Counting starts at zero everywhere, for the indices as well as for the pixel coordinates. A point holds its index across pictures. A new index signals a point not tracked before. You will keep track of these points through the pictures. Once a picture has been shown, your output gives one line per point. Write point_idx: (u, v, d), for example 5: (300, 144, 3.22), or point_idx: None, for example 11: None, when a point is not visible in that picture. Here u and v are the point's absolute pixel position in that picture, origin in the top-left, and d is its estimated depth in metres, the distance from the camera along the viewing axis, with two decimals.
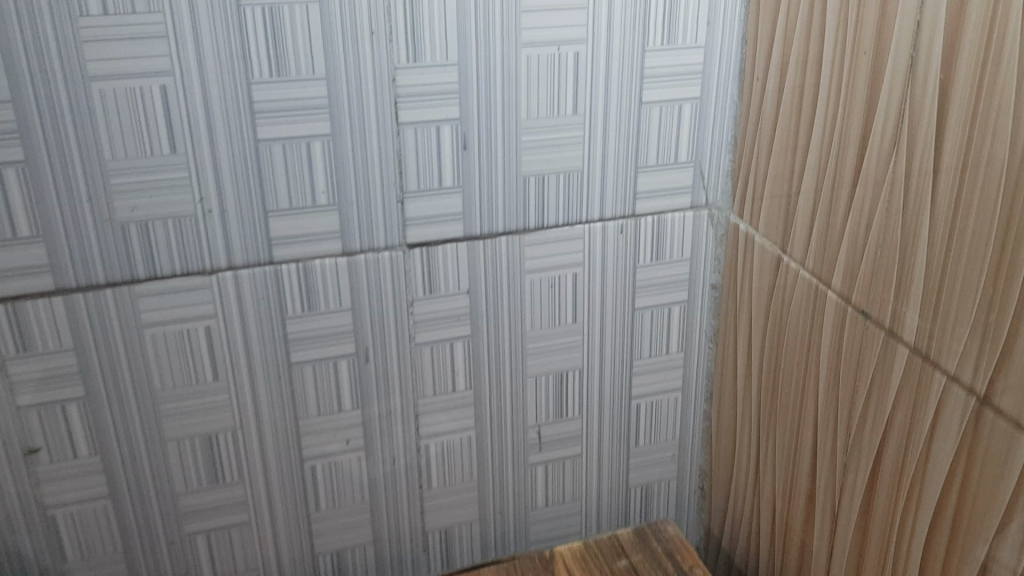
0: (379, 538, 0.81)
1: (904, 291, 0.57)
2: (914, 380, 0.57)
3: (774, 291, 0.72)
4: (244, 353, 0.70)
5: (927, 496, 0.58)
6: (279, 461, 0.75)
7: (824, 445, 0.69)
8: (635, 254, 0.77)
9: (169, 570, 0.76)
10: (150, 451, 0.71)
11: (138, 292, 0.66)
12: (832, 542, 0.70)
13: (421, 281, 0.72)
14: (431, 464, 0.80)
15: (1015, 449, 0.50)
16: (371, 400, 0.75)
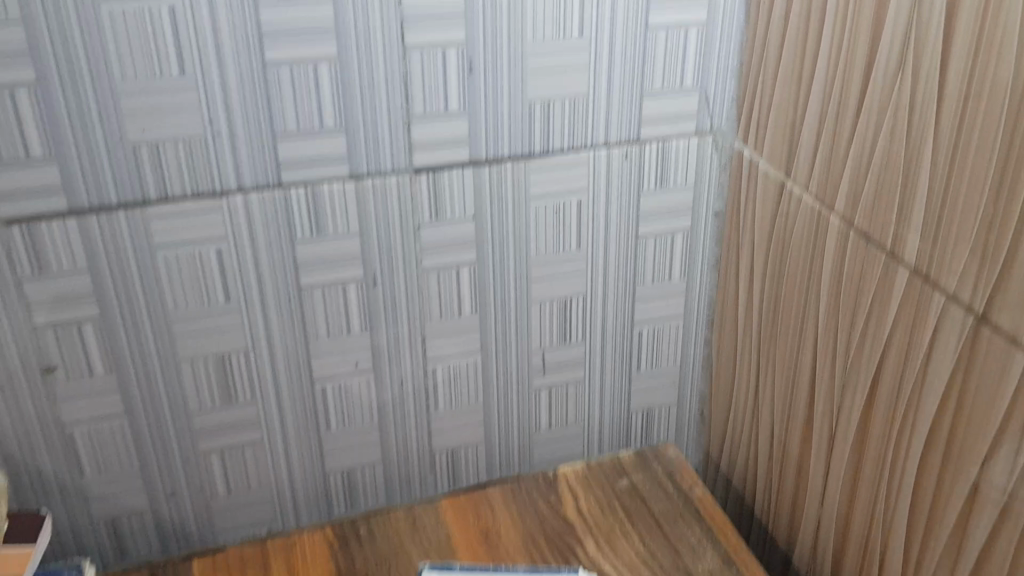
0: (387, 457, 0.84)
1: (906, 212, 0.58)
2: (914, 301, 0.58)
3: (776, 217, 0.73)
4: (254, 276, 0.71)
5: (923, 413, 0.59)
6: (289, 382, 0.77)
7: (824, 368, 0.70)
8: (639, 180, 0.78)
9: (184, 486, 0.78)
10: (164, 371, 0.73)
11: (151, 214, 0.67)
12: (829, 461, 0.72)
13: (428, 206, 0.73)
14: (437, 387, 0.82)
15: (1012, 365, 0.51)
16: (379, 323, 0.77)
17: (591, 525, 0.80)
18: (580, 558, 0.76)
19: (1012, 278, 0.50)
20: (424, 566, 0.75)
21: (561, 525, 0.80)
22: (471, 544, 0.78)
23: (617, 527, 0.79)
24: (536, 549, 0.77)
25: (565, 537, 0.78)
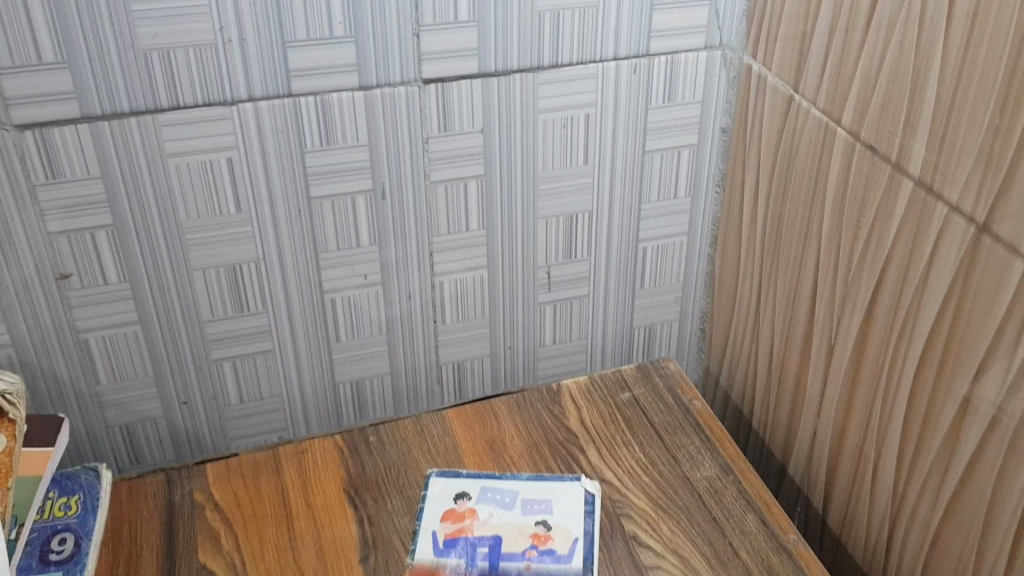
0: (395, 368, 0.85)
1: (913, 123, 0.58)
2: (917, 212, 0.59)
3: (783, 132, 0.73)
4: (265, 186, 0.72)
5: (922, 323, 0.61)
6: (300, 293, 0.78)
7: (825, 282, 0.71)
8: (647, 95, 0.78)
9: (197, 393, 0.80)
10: (176, 279, 0.74)
11: (162, 121, 0.67)
12: (827, 373, 0.73)
13: (437, 118, 0.73)
14: (445, 300, 0.83)
15: (1010, 272, 0.52)
16: (387, 236, 0.78)
17: (593, 435, 0.82)
18: (582, 466, 0.78)
19: (1013, 187, 0.51)
20: (431, 471, 0.78)
21: (564, 434, 0.82)
22: (477, 452, 0.80)
23: (619, 437, 0.81)
24: (540, 457, 0.79)
25: (568, 446, 0.81)
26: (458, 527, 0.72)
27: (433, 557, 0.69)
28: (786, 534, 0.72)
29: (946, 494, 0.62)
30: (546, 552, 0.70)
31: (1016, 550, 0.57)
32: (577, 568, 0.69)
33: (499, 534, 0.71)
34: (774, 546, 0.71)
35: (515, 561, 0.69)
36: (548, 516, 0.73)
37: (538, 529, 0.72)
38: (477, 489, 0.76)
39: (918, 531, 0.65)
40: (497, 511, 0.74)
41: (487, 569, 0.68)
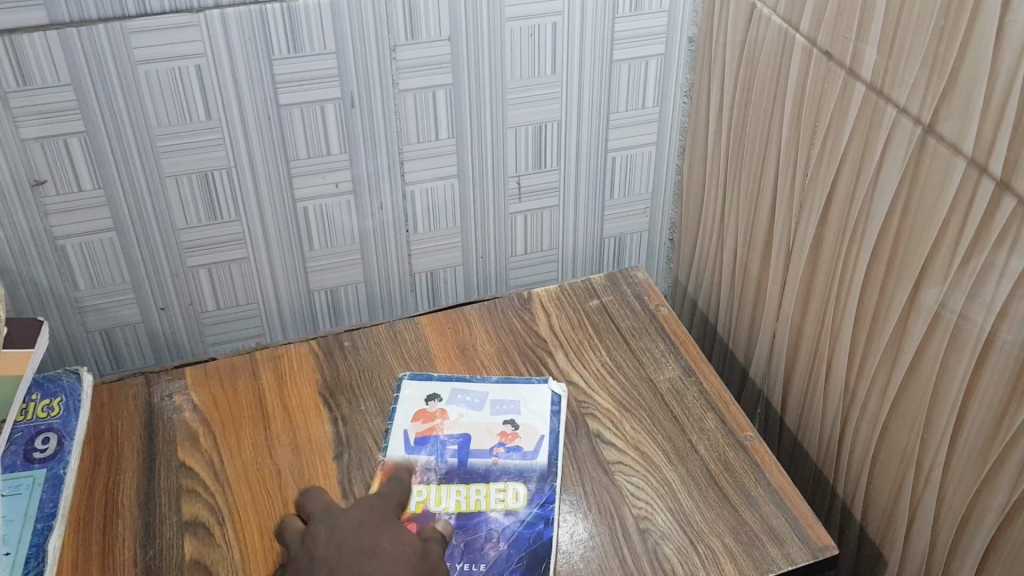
0: (369, 277, 0.87)
1: (865, 28, 0.59)
2: (868, 115, 0.61)
3: (746, 40, 0.74)
4: (234, 94, 0.73)
5: (872, 224, 0.63)
6: (272, 201, 0.80)
7: (785, 188, 0.73)
8: (614, 5, 0.79)
9: (174, 300, 0.82)
10: (149, 187, 0.75)
11: (130, 28, 0.68)
12: (785, 277, 0.76)
13: (404, 26, 0.74)
14: (416, 210, 0.85)
15: (953, 171, 0.54)
16: (357, 145, 0.79)
17: (561, 339, 0.84)
18: (550, 368, 0.81)
19: (957, 88, 0.53)
20: (403, 373, 0.80)
21: (533, 339, 0.84)
22: (449, 355, 0.82)
23: (585, 342, 0.84)
24: (510, 360, 0.82)
25: (537, 349, 0.83)
26: (429, 426, 0.75)
27: (405, 454, 0.72)
28: (743, 430, 0.75)
29: (892, 389, 0.65)
30: (513, 450, 0.73)
31: (954, 440, 0.60)
32: (543, 464, 0.72)
33: (468, 433, 0.74)
34: (731, 442, 0.74)
35: (483, 457, 0.72)
36: (516, 416, 0.76)
37: (506, 428, 0.75)
38: (448, 391, 0.78)
39: (867, 425, 0.69)
40: (467, 412, 0.76)
41: (456, 465, 0.72)
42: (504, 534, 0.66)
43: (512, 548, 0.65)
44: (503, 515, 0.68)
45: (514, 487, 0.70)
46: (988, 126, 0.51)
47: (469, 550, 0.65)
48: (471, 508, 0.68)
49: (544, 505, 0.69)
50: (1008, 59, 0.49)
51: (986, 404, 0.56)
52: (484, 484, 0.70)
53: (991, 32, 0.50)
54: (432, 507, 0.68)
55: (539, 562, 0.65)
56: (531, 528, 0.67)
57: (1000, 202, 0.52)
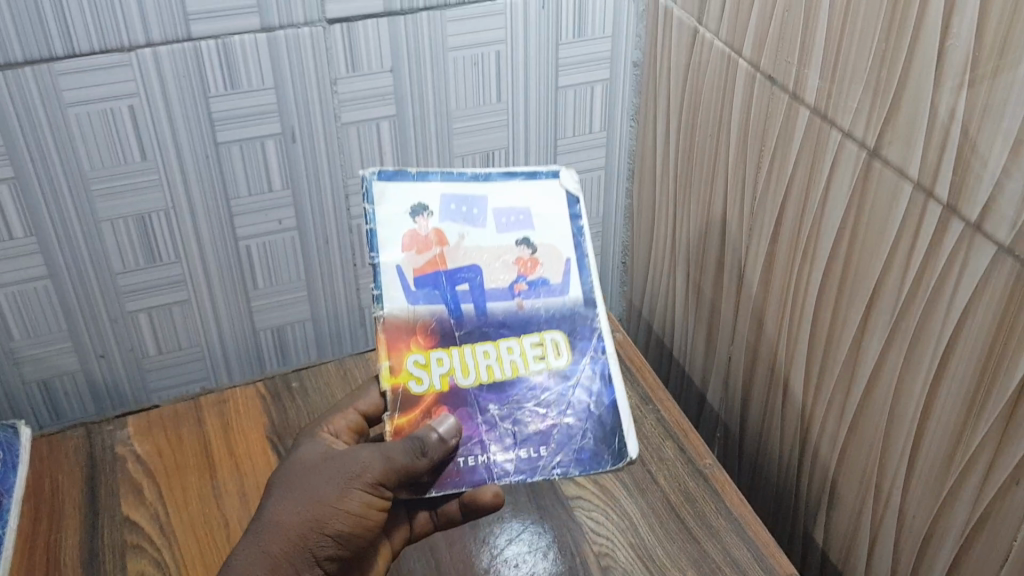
0: (317, 314, 0.85)
1: (807, 53, 0.59)
2: (813, 139, 0.60)
3: (690, 65, 0.74)
4: (170, 134, 0.71)
5: (821, 248, 0.63)
6: (213, 240, 0.77)
7: (734, 211, 0.72)
8: (557, 30, 0.78)
9: (113, 346, 0.79)
10: (84, 231, 0.73)
11: (58, 70, 0.65)
12: (738, 301, 0.75)
13: (344, 59, 0.73)
14: (364, 244, 0.83)
15: (899, 196, 0.54)
16: (300, 182, 0.77)
17: None
18: None
19: (900, 112, 0.53)
20: (366, 171, 0.62)
21: None
22: None
23: None
24: None
25: None
26: (429, 260, 0.60)
27: (406, 307, 0.59)
28: (702, 459, 0.74)
29: (849, 412, 0.64)
30: (536, 284, 0.62)
31: (911, 463, 0.59)
32: (578, 299, 0.62)
33: (476, 264, 0.61)
34: (690, 471, 0.73)
35: (504, 302, 0.61)
36: (530, 234, 0.62)
37: (521, 253, 0.62)
38: (434, 196, 0.62)
39: (825, 448, 0.68)
40: (468, 232, 0.61)
41: (474, 316, 0.60)
42: (557, 404, 0.60)
43: (573, 422, 0.59)
44: (547, 378, 0.60)
45: (550, 336, 0.61)
46: (932, 150, 0.51)
47: (522, 433, 0.59)
48: (507, 374, 0.60)
49: (594, 357, 0.61)
50: (952, 81, 0.48)
51: (940, 428, 0.55)
52: (516, 339, 0.61)
53: (932, 55, 0.49)
54: (461, 380, 0.59)
55: (611, 438, 0.59)
56: (585, 392, 0.60)
57: (947, 226, 0.51)
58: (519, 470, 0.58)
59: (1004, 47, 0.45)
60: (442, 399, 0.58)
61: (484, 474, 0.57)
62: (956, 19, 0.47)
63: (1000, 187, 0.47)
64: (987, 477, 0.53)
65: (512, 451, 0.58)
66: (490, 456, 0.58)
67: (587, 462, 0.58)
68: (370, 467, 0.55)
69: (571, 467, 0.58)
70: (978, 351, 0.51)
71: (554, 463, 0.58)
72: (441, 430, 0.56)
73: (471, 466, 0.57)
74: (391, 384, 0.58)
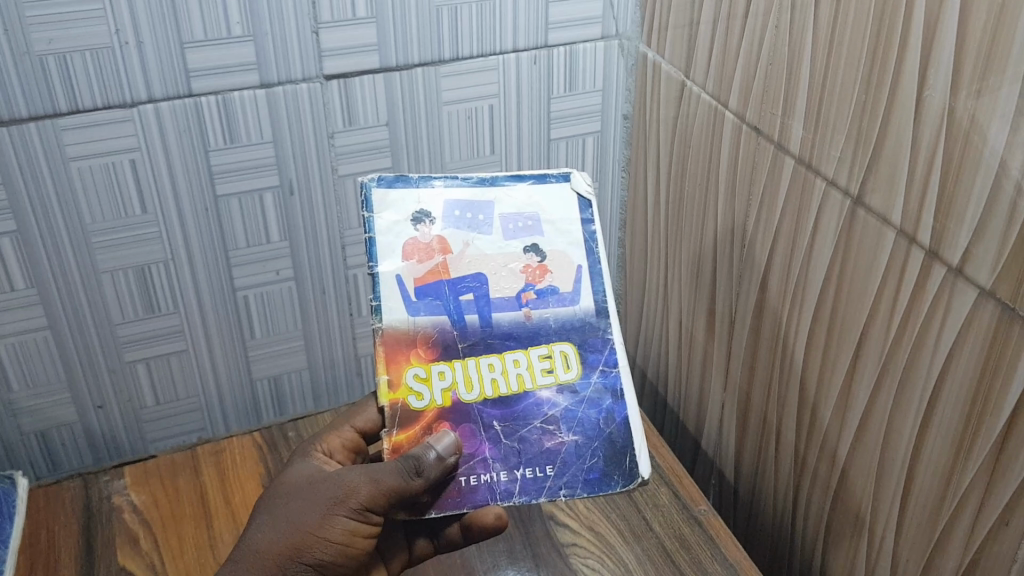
0: (313, 364, 0.86)
1: (790, 104, 0.61)
2: (799, 188, 0.62)
3: (678, 116, 0.76)
4: (170, 187, 0.72)
5: (809, 294, 0.64)
6: (211, 291, 0.78)
7: (724, 258, 0.74)
8: (549, 84, 0.80)
9: (111, 397, 0.80)
10: (84, 283, 0.74)
11: (61, 125, 0.67)
12: (730, 347, 0.76)
13: (341, 113, 0.74)
14: (360, 294, 0.84)
15: (883, 241, 0.55)
16: (298, 233, 0.78)
17: None
18: None
19: (881, 161, 0.54)
20: (365, 178, 0.63)
21: None
22: None
23: None
24: None
25: None
26: (430, 269, 0.61)
27: (408, 318, 0.60)
28: (696, 505, 0.74)
29: (841, 456, 0.64)
30: (544, 293, 0.62)
31: (903, 506, 0.59)
32: (589, 309, 0.62)
33: (481, 272, 0.61)
34: (685, 518, 0.73)
35: (511, 313, 0.61)
36: (538, 240, 0.63)
37: (529, 260, 0.62)
38: (438, 204, 0.63)
39: (819, 493, 0.68)
40: (473, 239, 0.62)
41: (479, 326, 0.61)
42: (565, 421, 0.60)
43: (581, 440, 0.59)
44: (556, 394, 0.61)
45: (559, 349, 0.61)
46: (913, 196, 0.52)
47: (528, 451, 0.59)
48: (512, 388, 0.60)
49: (605, 371, 0.61)
50: (929, 130, 0.50)
51: (930, 470, 0.56)
52: (523, 351, 0.61)
53: (910, 105, 0.51)
54: (464, 395, 0.60)
55: (620, 457, 0.59)
56: (595, 409, 0.60)
57: (930, 271, 0.52)
58: (524, 491, 0.58)
59: (978, 97, 0.47)
60: (445, 414, 0.59)
61: (488, 495, 0.57)
62: (932, 71, 0.49)
63: (980, 232, 0.48)
64: (976, 518, 0.53)
65: (517, 470, 0.58)
66: (494, 476, 0.58)
67: (595, 482, 0.58)
68: (355, 491, 0.57)
69: (577, 487, 0.58)
70: (964, 393, 0.52)
71: (560, 483, 0.58)
72: (439, 448, 0.57)
73: (474, 487, 0.57)
74: (390, 399, 0.59)
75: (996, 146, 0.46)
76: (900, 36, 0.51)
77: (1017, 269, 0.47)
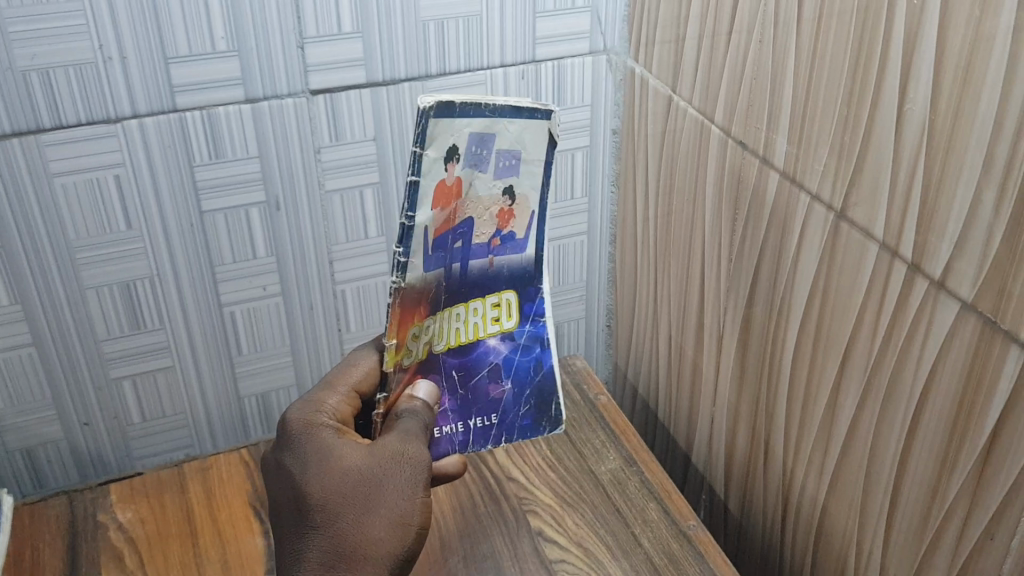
0: (302, 380, 0.86)
1: (775, 119, 0.61)
2: (783, 203, 0.62)
3: (666, 130, 0.76)
4: (155, 202, 0.72)
5: (795, 308, 0.63)
6: (198, 307, 0.78)
7: (711, 272, 0.73)
8: (537, 98, 0.80)
9: (98, 414, 0.79)
10: (69, 299, 0.74)
11: (45, 141, 0.67)
12: (718, 361, 0.76)
13: (328, 128, 0.74)
14: (348, 309, 0.83)
15: (866, 255, 0.55)
16: (285, 248, 0.78)
17: None
18: (488, 465, 0.80)
19: (864, 174, 0.54)
20: (424, 104, 0.49)
21: None
22: None
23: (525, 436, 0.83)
24: None
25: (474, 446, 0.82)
26: (447, 217, 0.54)
27: (422, 274, 0.54)
28: (685, 521, 0.74)
29: (829, 471, 0.64)
30: (507, 240, 0.59)
31: (891, 520, 0.59)
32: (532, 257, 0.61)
33: (471, 217, 0.56)
34: (674, 533, 0.73)
35: (481, 257, 0.58)
36: (515, 182, 0.57)
37: (502, 204, 0.58)
38: (465, 136, 0.53)
39: (807, 507, 0.67)
40: (479, 181, 0.56)
41: (457, 275, 0.57)
42: (505, 369, 0.64)
43: (517, 385, 0.66)
44: (500, 342, 0.63)
45: (508, 297, 0.62)
46: (895, 210, 0.52)
47: (477, 401, 0.64)
48: (469, 337, 0.61)
49: (536, 322, 0.64)
50: (910, 144, 0.50)
51: (916, 484, 0.55)
52: (482, 300, 0.60)
53: (891, 118, 0.51)
54: (434, 347, 0.59)
55: (547, 401, 0.68)
56: (528, 356, 0.65)
57: (912, 284, 0.52)
58: (476, 438, 0.65)
59: (958, 109, 0.46)
60: (419, 367, 0.59)
61: (447, 447, 0.63)
62: (912, 85, 0.49)
63: (961, 244, 0.48)
64: (962, 532, 0.53)
65: (470, 420, 0.64)
66: (453, 428, 0.63)
67: (530, 427, 0.68)
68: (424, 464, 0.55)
69: (514, 433, 0.67)
70: (948, 407, 0.51)
71: (501, 430, 0.66)
72: (422, 396, 0.59)
73: (436, 440, 0.63)
74: (395, 364, 0.56)
75: (976, 158, 0.46)
76: (880, 52, 0.51)
77: (999, 281, 0.46)
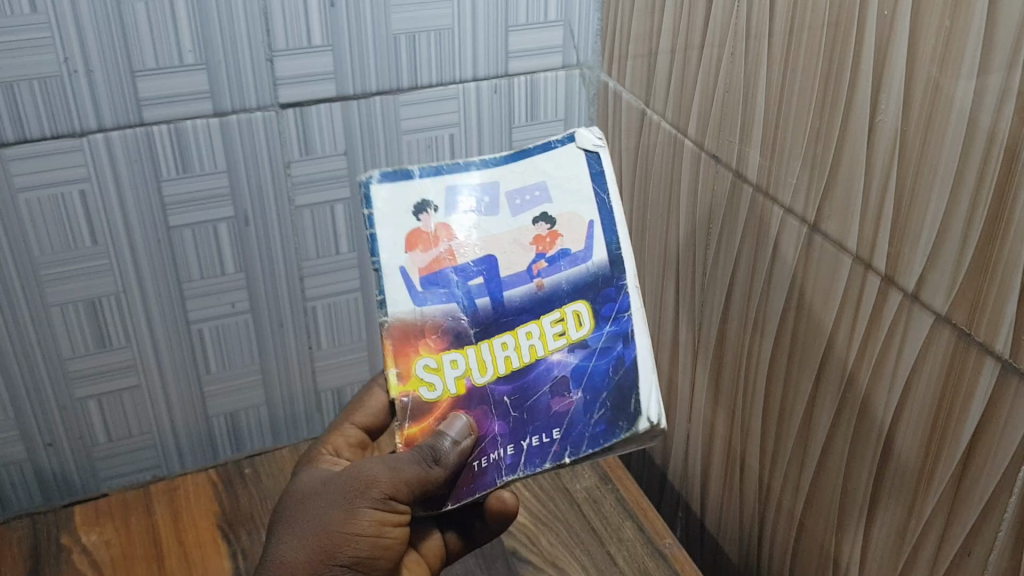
0: (272, 399, 0.84)
1: (747, 132, 0.61)
2: (757, 216, 0.61)
3: (639, 143, 0.75)
4: (121, 217, 0.71)
5: (770, 322, 0.63)
6: (165, 325, 0.77)
7: (685, 287, 0.73)
8: (510, 113, 0.80)
9: (62, 435, 0.78)
10: (32, 316, 0.72)
11: (8, 155, 0.66)
12: (694, 377, 0.75)
13: (297, 142, 0.73)
14: (319, 325, 0.82)
15: (840, 268, 0.55)
16: (253, 265, 0.77)
17: None
18: None
19: (836, 187, 0.54)
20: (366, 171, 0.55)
21: None
22: None
23: None
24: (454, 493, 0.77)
25: None
26: (431, 257, 0.54)
27: (413, 308, 0.54)
28: (661, 539, 0.73)
29: (806, 488, 0.63)
30: (557, 260, 0.55)
31: (868, 535, 0.58)
32: (601, 260, 0.56)
33: (488, 254, 0.55)
34: (650, 551, 0.72)
35: (521, 283, 0.55)
36: (547, 207, 0.56)
37: (539, 230, 0.55)
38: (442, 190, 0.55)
39: (784, 524, 0.67)
40: (480, 223, 0.55)
41: (490, 308, 0.54)
42: (575, 377, 0.56)
43: (590, 393, 0.55)
44: (567, 354, 0.55)
45: (574, 307, 0.56)
46: (869, 224, 0.52)
47: (536, 418, 0.55)
48: (525, 360, 0.55)
49: (617, 319, 0.56)
50: (882, 156, 0.50)
51: (894, 499, 0.55)
52: (535, 322, 0.55)
53: (862, 131, 0.51)
54: (478, 379, 0.54)
55: (626, 401, 0.55)
56: (606, 357, 0.56)
57: (886, 296, 0.52)
58: (531, 462, 0.54)
59: (929, 120, 0.46)
60: (458, 402, 0.54)
61: (494, 476, 0.54)
62: (883, 96, 0.49)
63: (934, 256, 0.48)
64: (940, 547, 0.52)
65: (524, 441, 0.54)
66: (499, 453, 0.54)
67: (602, 437, 0.55)
68: (378, 481, 0.53)
69: (582, 446, 0.54)
70: (923, 419, 0.51)
71: (565, 445, 0.54)
72: (453, 434, 0.53)
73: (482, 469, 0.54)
74: (400, 392, 0.54)
75: (948, 168, 0.46)
76: (852, 63, 0.50)
77: (972, 292, 0.46)
